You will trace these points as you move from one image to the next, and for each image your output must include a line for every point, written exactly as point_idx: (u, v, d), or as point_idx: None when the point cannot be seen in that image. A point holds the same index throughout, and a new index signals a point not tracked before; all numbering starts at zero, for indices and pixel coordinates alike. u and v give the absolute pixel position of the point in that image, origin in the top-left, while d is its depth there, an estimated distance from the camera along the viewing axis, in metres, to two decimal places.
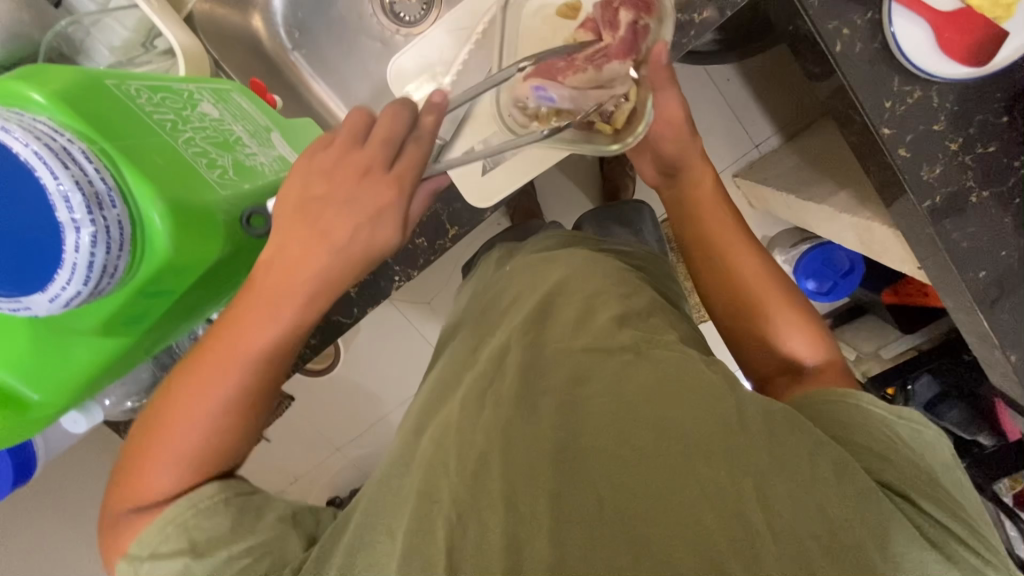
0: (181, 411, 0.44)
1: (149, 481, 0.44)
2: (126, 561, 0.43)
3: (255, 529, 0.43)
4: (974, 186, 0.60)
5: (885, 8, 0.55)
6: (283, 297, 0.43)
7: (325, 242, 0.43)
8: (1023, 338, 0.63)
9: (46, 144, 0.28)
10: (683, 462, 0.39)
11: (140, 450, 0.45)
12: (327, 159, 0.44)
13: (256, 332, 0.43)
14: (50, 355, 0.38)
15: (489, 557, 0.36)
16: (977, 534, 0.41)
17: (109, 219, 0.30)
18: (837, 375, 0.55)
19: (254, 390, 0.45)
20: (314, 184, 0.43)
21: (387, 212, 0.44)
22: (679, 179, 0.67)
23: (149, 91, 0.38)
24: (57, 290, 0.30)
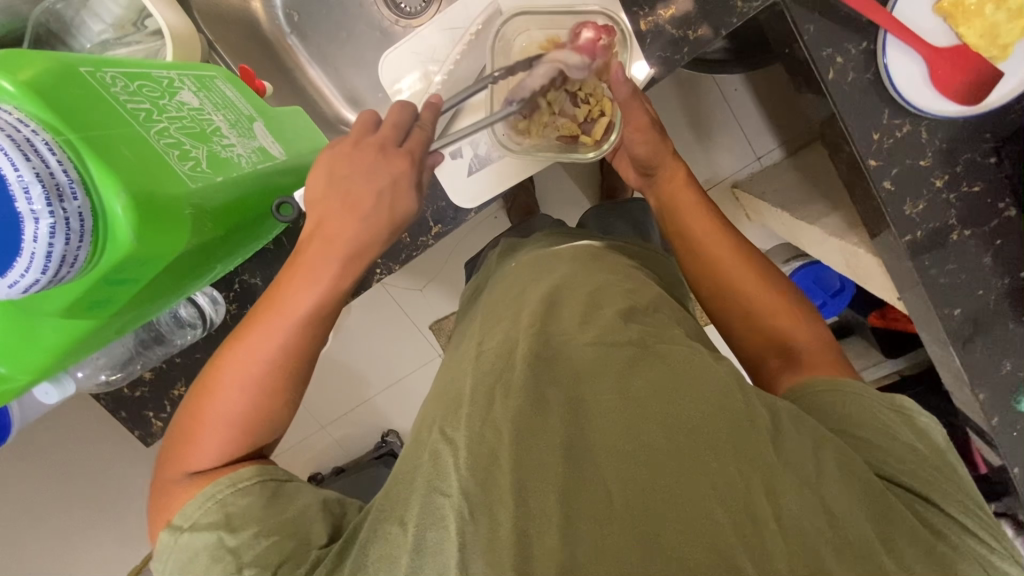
0: (227, 382, 0.48)
1: (197, 451, 0.47)
2: (168, 531, 0.44)
3: (282, 512, 0.44)
4: (956, 224, 0.60)
5: (880, 39, 0.55)
6: (318, 262, 0.48)
7: (356, 211, 0.48)
8: (993, 377, 0.63)
9: (8, 135, 0.29)
10: (694, 456, 0.39)
11: (191, 425, 0.48)
12: (346, 147, 0.50)
13: (294, 300, 0.47)
14: (18, 334, 0.39)
15: (501, 551, 0.36)
16: (978, 517, 0.42)
17: (69, 211, 0.31)
18: (825, 357, 0.54)
19: (292, 357, 0.48)
20: (339, 165, 0.49)
21: (403, 181, 0.49)
22: (656, 177, 0.66)
23: (126, 78, 0.39)
24: (15, 277, 0.30)
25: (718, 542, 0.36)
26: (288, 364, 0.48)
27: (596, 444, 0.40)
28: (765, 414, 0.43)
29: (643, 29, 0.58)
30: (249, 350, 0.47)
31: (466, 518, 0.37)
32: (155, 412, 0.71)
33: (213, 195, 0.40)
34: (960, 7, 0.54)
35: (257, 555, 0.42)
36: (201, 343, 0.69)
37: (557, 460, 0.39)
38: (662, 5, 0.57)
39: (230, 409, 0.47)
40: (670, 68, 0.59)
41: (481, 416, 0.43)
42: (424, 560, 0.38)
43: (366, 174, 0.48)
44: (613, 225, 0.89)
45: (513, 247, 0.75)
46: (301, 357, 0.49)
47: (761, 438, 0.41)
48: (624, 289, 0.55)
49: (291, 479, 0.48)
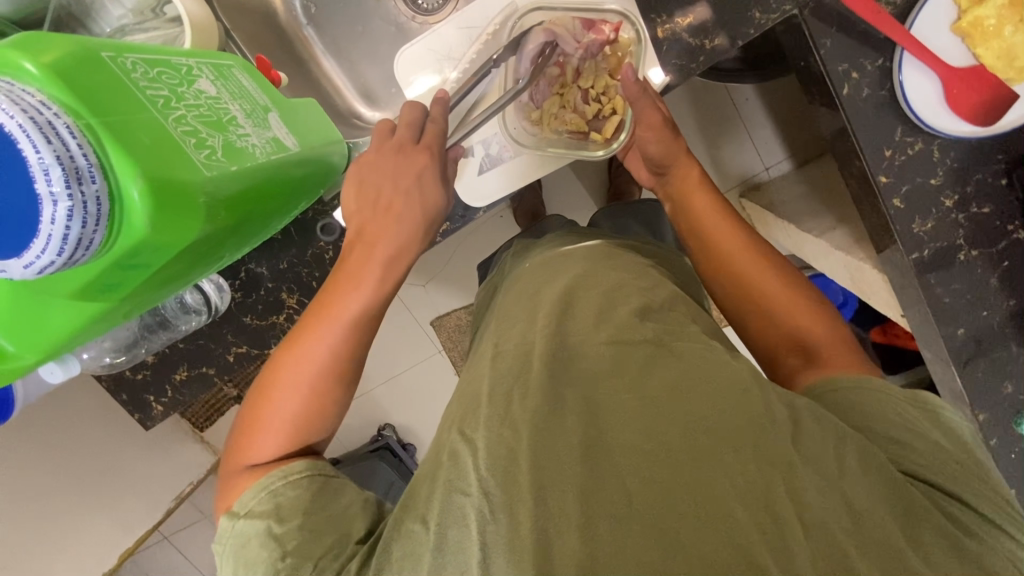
0: (283, 382, 0.49)
1: (254, 448, 0.48)
2: (228, 517, 0.45)
3: (325, 508, 0.45)
4: (964, 244, 0.60)
5: (896, 57, 0.55)
6: (362, 263, 0.50)
7: (391, 214, 0.53)
8: (993, 398, 0.63)
9: (30, 117, 0.30)
10: (711, 455, 0.40)
11: (251, 422, 0.50)
12: (373, 154, 0.55)
13: (348, 299, 0.50)
14: (31, 313, 0.39)
15: (521, 547, 0.36)
16: (1005, 512, 0.42)
17: (87, 194, 0.31)
18: (846, 358, 0.53)
19: (344, 357, 0.50)
20: (370, 172, 0.54)
21: (427, 176, 0.55)
22: (669, 176, 0.67)
23: (146, 65, 0.39)
24: (31, 258, 0.31)
25: (738, 539, 0.36)
26: (337, 365, 0.50)
27: (615, 441, 0.41)
28: (783, 412, 0.43)
29: (660, 36, 0.58)
30: (303, 350, 0.49)
31: (486, 516, 0.38)
32: (156, 396, 0.72)
33: (228, 184, 0.40)
34: (979, 26, 0.54)
35: (298, 546, 0.42)
36: (204, 330, 0.70)
37: (574, 460, 0.39)
38: (680, 13, 0.57)
39: (287, 406, 0.49)
40: (685, 76, 0.59)
41: (500, 415, 0.43)
42: (445, 557, 0.39)
43: (396, 175, 0.54)
44: (626, 225, 0.90)
45: (526, 248, 0.76)
46: (350, 359, 0.50)
47: (780, 437, 0.41)
48: (641, 286, 0.56)
49: (340, 477, 0.49)
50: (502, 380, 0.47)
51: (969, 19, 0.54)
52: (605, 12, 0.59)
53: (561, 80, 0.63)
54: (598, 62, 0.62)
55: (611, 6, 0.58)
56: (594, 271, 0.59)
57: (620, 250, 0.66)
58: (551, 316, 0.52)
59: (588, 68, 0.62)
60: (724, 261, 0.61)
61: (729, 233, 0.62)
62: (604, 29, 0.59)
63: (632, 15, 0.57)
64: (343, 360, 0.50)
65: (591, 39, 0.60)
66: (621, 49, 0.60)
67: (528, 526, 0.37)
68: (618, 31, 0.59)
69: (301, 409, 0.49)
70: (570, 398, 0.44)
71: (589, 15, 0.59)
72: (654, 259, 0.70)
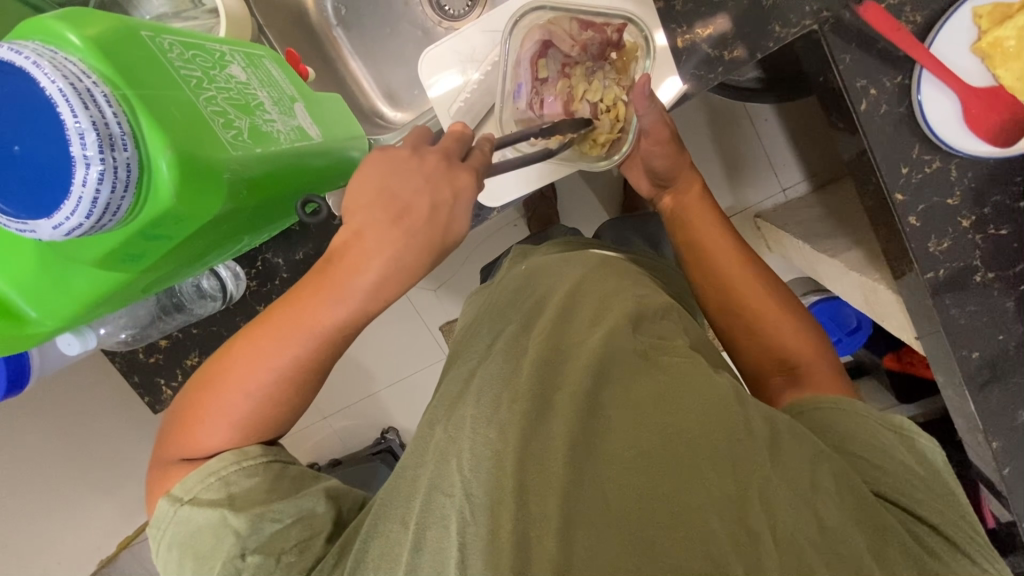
0: (237, 380, 0.46)
1: (201, 438, 0.47)
2: (167, 501, 0.45)
3: (286, 498, 0.46)
4: (980, 265, 0.60)
5: (916, 75, 0.55)
6: (349, 279, 0.44)
7: (401, 222, 0.45)
8: (1009, 425, 0.62)
9: (71, 83, 0.31)
10: (688, 461, 0.40)
11: (193, 413, 0.48)
12: (397, 156, 0.47)
13: (323, 313, 0.45)
14: (54, 281, 0.41)
15: (498, 553, 0.36)
16: (969, 537, 0.42)
17: (118, 161, 0.32)
18: (828, 377, 0.55)
19: (303, 371, 0.47)
20: (383, 183, 0.46)
21: (462, 197, 0.47)
22: (672, 188, 0.70)
23: (182, 47, 0.41)
24: (61, 219, 0.32)
25: (709, 543, 0.36)
26: (297, 373, 0.46)
27: (601, 447, 0.41)
28: (761, 423, 0.43)
29: (679, 46, 0.59)
30: (262, 356, 0.46)
31: (467, 517, 0.38)
32: (166, 380, 0.73)
33: (253, 165, 0.41)
34: (999, 47, 0.54)
35: (260, 542, 0.44)
36: (217, 317, 0.71)
37: (560, 462, 0.39)
38: (701, 23, 0.58)
39: (234, 411, 0.47)
40: (703, 85, 0.60)
41: (486, 418, 0.43)
42: (423, 556, 0.38)
43: (419, 179, 0.46)
44: (629, 238, 0.90)
45: (524, 254, 0.76)
46: (310, 369, 0.47)
47: (756, 446, 0.41)
48: (635, 293, 0.56)
49: (295, 463, 0.49)
50: (491, 383, 0.47)
51: (988, 40, 0.54)
52: (608, 16, 0.60)
53: (564, 86, 0.63)
54: (603, 67, 0.63)
55: (616, 9, 0.59)
56: (592, 275, 0.59)
57: (619, 260, 0.66)
58: (550, 320, 0.53)
59: (592, 72, 0.63)
60: (719, 277, 0.64)
61: (730, 260, 0.64)
62: (606, 29, 0.61)
63: (637, 18, 0.59)
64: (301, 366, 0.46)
65: (591, 38, 0.61)
66: (626, 55, 0.62)
67: (507, 528, 0.36)
68: (622, 33, 0.61)
69: (250, 412, 0.47)
70: (569, 396, 0.44)
71: (588, 16, 0.61)
72: (653, 272, 0.71)
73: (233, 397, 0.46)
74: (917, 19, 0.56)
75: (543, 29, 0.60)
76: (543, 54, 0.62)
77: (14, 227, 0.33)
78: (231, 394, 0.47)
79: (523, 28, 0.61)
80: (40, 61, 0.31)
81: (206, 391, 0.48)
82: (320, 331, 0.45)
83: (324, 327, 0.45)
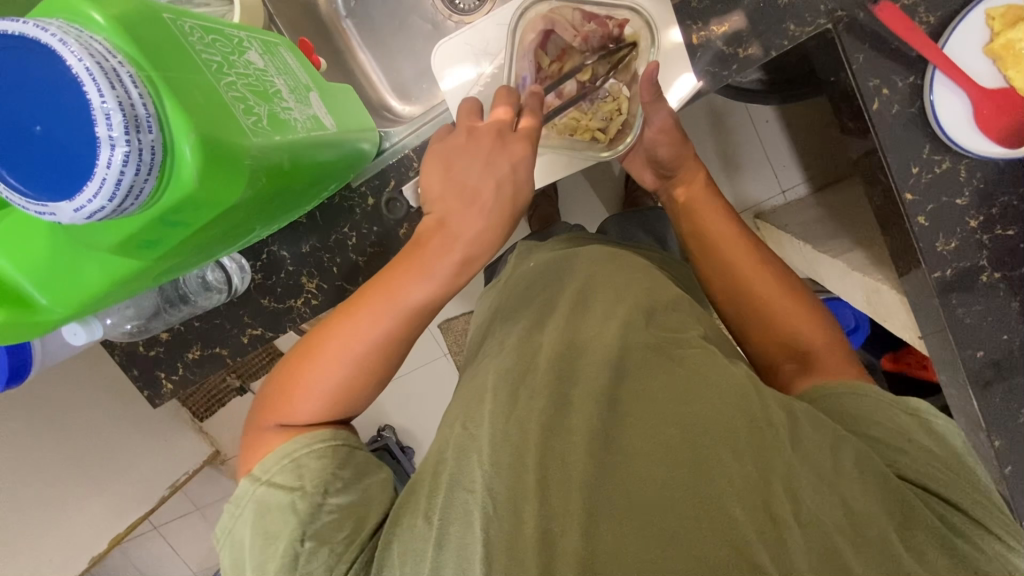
0: (330, 348, 0.49)
1: (293, 408, 0.49)
2: (248, 479, 0.46)
3: (350, 486, 0.46)
4: (987, 266, 0.60)
5: (928, 76, 0.56)
6: (436, 258, 0.48)
7: (476, 204, 0.48)
8: (1011, 425, 0.63)
9: (97, 62, 0.30)
10: (712, 455, 0.39)
11: (290, 382, 0.50)
12: (458, 140, 0.51)
13: (414, 287, 0.48)
14: (68, 267, 0.40)
15: (523, 549, 0.36)
16: (996, 515, 0.42)
17: (143, 143, 0.32)
18: (842, 363, 0.55)
19: (394, 342, 0.49)
20: (454, 163, 0.49)
21: (521, 167, 0.49)
22: (676, 177, 0.70)
23: (202, 31, 0.40)
24: (83, 202, 0.31)
25: (734, 536, 0.36)
26: (389, 345, 0.49)
27: (622, 444, 0.41)
28: (781, 416, 0.43)
29: (694, 43, 0.59)
30: (355, 325, 0.48)
31: (491, 513, 0.38)
32: (167, 373, 0.72)
33: (272, 152, 0.41)
34: (1011, 49, 0.55)
35: (320, 528, 0.43)
36: (221, 309, 0.70)
37: (581, 459, 0.39)
38: (716, 21, 0.58)
39: (327, 380, 0.49)
40: (715, 83, 0.60)
41: (504, 414, 0.43)
42: (445, 554, 0.38)
43: (484, 161, 0.49)
44: (635, 236, 0.90)
45: (529, 251, 0.76)
46: (400, 340, 0.50)
47: (778, 440, 0.41)
48: (650, 287, 0.56)
49: (363, 450, 0.49)
50: (507, 377, 0.47)
51: (1001, 42, 0.55)
52: (612, 9, 0.59)
53: (562, 72, 0.62)
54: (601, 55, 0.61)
55: (622, 2, 0.58)
56: (606, 271, 0.59)
57: (627, 253, 0.66)
58: (564, 318, 0.53)
59: (589, 62, 0.61)
60: (728, 267, 0.64)
61: (741, 251, 0.64)
62: (608, 24, 0.60)
63: (640, 9, 0.58)
64: (391, 342, 0.49)
65: (594, 30, 0.60)
66: (627, 47, 0.60)
67: (530, 525, 0.36)
68: (623, 29, 0.60)
69: (342, 382, 0.49)
70: (588, 392, 0.44)
71: (592, 8, 0.59)
72: (662, 267, 0.71)
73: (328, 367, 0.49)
74: (930, 20, 0.56)
75: (547, 19, 0.59)
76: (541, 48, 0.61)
77: (34, 210, 0.33)
78: (325, 362, 0.49)
79: (527, 20, 0.59)
80: (66, 39, 0.30)
81: (300, 364, 0.50)
82: (411, 304, 0.48)
83: (414, 302, 0.48)
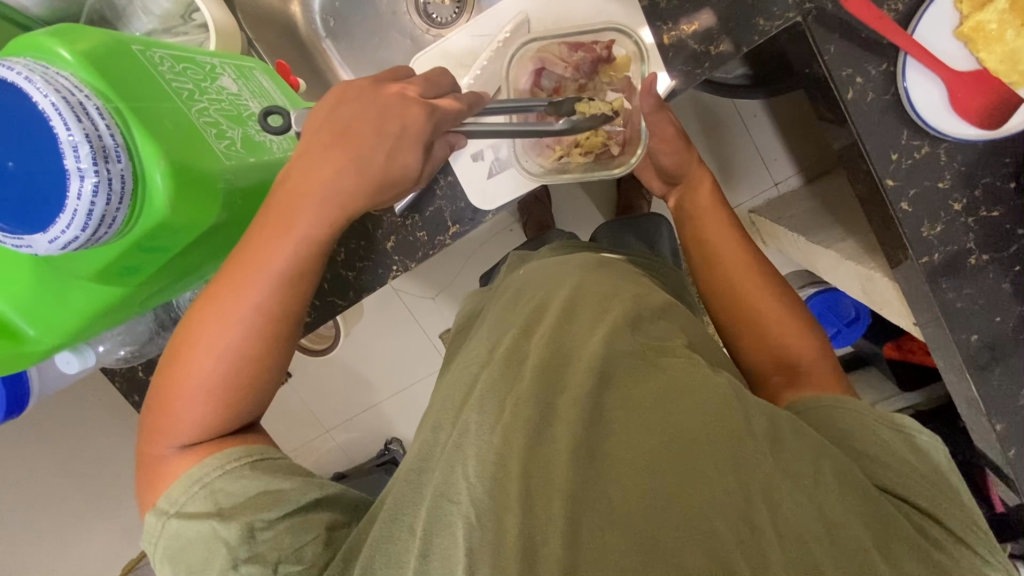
0: (203, 340, 0.46)
1: (181, 417, 0.47)
2: (154, 515, 0.46)
3: (277, 501, 0.45)
4: (974, 248, 0.60)
5: (900, 62, 0.56)
6: (290, 213, 0.44)
7: (347, 150, 0.44)
8: (1012, 408, 0.62)
9: (63, 97, 0.31)
10: (691, 460, 0.40)
11: (169, 381, 0.48)
12: (361, 83, 0.47)
13: (271, 252, 0.45)
14: (53, 299, 0.41)
15: (505, 556, 0.35)
16: (971, 528, 0.42)
17: (113, 172, 0.33)
18: (826, 378, 0.55)
19: (272, 317, 0.47)
20: (341, 111, 0.45)
21: (410, 129, 0.45)
22: (682, 185, 0.72)
23: (172, 60, 0.41)
24: (57, 233, 0.32)
25: (713, 547, 0.36)
26: (269, 318, 0.47)
27: (607, 450, 0.41)
28: (762, 421, 0.43)
29: (666, 43, 0.60)
30: (232, 306, 0.46)
31: (473, 523, 0.37)
32: None
33: (245, 175, 0.42)
34: (981, 30, 0.54)
35: (252, 554, 0.43)
36: None
37: (563, 465, 0.39)
38: (685, 20, 0.59)
39: (206, 377, 0.47)
40: (690, 82, 0.60)
41: (492, 423, 0.43)
42: (430, 565, 0.38)
43: (373, 109, 0.45)
44: (624, 239, 0.91)
45: (523, 259, 0.76)
46: (276, 315, 0.47)
47: (755, 446, 0.41)
48: (632, 295, 0.56)
49: (280, 457, 0.49)
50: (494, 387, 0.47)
51: (970, 25, 0.55)
52: (596, 33, 0.60)
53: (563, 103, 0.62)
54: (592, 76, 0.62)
55: (604, 25, 0.60)
56: (589, 281, 0.59)
57: (613, 261, 0.67)
58: (550, 324, 0.53)
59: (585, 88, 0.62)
60: (723, 275, 0.65)
61: (737, 259, 0.65)
62: (595, 47, 0.60)
63: (623, 33, 0.59)
64: (254, 338, 0.46)
65: (582, 57, 0.61)
66: (617, 67, 0.61)
67: (514, 531, 0.36)
68: (612, 49, 0.60)
69: (221, 375, 0.47)
70: (573, 399, 0.44)
71: (576, 38, 0.61)
72: (648, 271, 0.72)
73: (203, 363, 0.46)
74: (899, 7, 0.56)
75: (535, 59, 0.61)
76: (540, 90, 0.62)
77: (10, 243, 0.34)
78: (203, 355, 0.47)
79: (518, 62, 0.62)
80: (32, 77, 0.32)
81: (175, 380, 0.47)
82: (273, 269, 0.45)
83: (278, 267, 0.45)
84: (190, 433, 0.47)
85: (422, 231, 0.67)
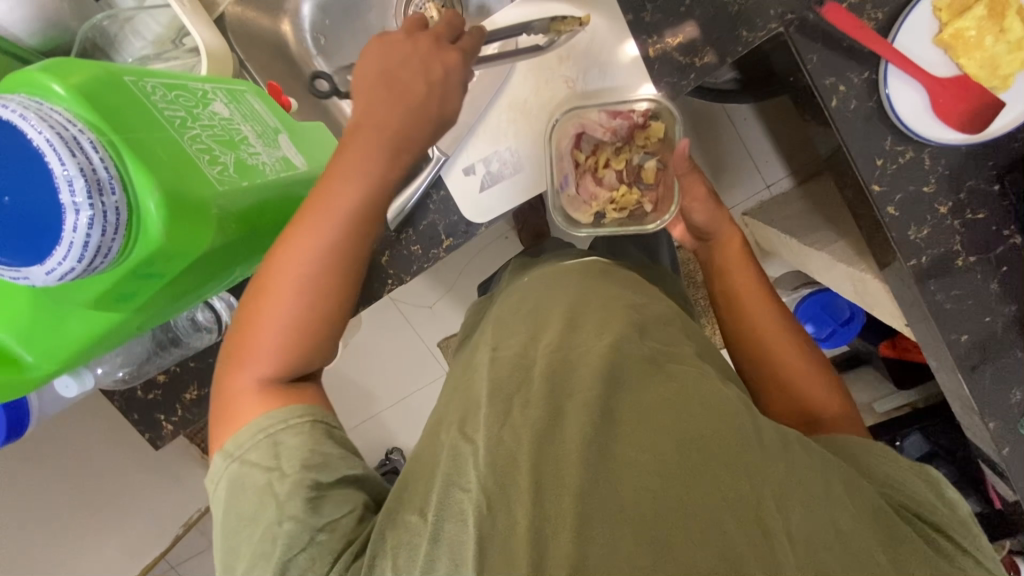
0: (275, 278, 0.49)
1: (254, 353, 0.49)
2: (221, 458, 0.46)
3: (330, 467, 0.45)
4: (961, 250, 0.61)
5: (882, 70, 0.57)
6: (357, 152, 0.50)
7: (401, 96, 0.52)
8: (1004, 407, 0.62)
9: (57, 133, 0.32)
10: (700, 463, 0.40)
11: (244, 325, 0.50)
12: (399, 36, 0.54)
13: (342, 189, 0.50)
14: (52, 325, 0.42)
15: (515, 554, 0.36)
16: (974, 544, 0.45)
17: (107, 205, 0.33)
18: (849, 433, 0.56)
19: (342, 256, 0.50)
20: (389, 63, 0.53)
21: (451, 72, 0.54)
22: (710, 245, 0.73)
23: (165, 88, 0.42)
24: (53, 265, 0.33)
25: (728, 551, 0.36)
26: (337, 257, 0.50)
27: (617, 452, 0.40)
28: (762, 428, 0.44)
29: (651, 56, 0.61)
30: (305, 240, 0.49)
31: (484, 511, 0.38)
32: (166, 416, 0.70)
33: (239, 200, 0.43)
34: (960, 37, 0.56)
35: (296, 514, 0.42)
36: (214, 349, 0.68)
37: (574, 463, 0.39)
38: (670, 32, 0.60)
39: (279, 316, 0.49)
40: (676, 92, 0.61)
41: (499, 421, 0.43)
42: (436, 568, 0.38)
43: (415, 57, 0.53)
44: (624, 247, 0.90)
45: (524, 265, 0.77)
46: (348, 253, 0.51)
47: (762, 454, 0.41)
48: (628, 303, 0.57)
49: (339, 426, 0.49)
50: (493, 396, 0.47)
51: (949, 32, 0.56)
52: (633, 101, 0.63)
53: (599, 166, 0.68)
54: (628, 139, 0.67)
55: (639, 95, 0.62)
56: (591, 290, 0.59)
57: (615, 270, 0.67)
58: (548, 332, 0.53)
59: (621, 151, 0.68)
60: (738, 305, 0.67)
61: (749, 286, 0.68)
62: (632, 116, 0.64)
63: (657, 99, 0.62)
64: (325, 273, 0.50)
65: (620, 125, 0.65)
66: (651, 133, 0.66)
67: (523, 524, 0.37)
68: (647, 116, 0.64)
69: (298, 314, 0.49)
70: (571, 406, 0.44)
71: (615, 105, 0.64)
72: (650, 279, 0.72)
73: (277, 302, 0.49)
74: (879, 16, 0.57)
75: (576, 125, 0.65)
76: (579, 152, 0.68)
77: (8, 275, 0.34)
78: (275, 296, 0.49)
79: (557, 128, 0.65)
80: (26, 113, 0.32)
81: (251, 322, 0.50)
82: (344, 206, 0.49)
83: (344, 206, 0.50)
84: (266, 369, 0.48)
85: (416, 246, 0.67)
